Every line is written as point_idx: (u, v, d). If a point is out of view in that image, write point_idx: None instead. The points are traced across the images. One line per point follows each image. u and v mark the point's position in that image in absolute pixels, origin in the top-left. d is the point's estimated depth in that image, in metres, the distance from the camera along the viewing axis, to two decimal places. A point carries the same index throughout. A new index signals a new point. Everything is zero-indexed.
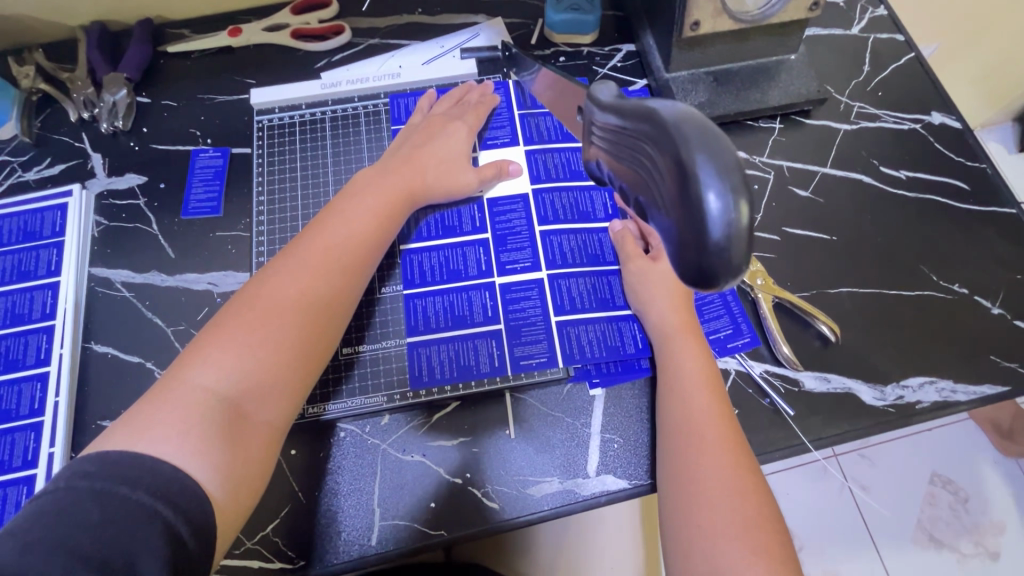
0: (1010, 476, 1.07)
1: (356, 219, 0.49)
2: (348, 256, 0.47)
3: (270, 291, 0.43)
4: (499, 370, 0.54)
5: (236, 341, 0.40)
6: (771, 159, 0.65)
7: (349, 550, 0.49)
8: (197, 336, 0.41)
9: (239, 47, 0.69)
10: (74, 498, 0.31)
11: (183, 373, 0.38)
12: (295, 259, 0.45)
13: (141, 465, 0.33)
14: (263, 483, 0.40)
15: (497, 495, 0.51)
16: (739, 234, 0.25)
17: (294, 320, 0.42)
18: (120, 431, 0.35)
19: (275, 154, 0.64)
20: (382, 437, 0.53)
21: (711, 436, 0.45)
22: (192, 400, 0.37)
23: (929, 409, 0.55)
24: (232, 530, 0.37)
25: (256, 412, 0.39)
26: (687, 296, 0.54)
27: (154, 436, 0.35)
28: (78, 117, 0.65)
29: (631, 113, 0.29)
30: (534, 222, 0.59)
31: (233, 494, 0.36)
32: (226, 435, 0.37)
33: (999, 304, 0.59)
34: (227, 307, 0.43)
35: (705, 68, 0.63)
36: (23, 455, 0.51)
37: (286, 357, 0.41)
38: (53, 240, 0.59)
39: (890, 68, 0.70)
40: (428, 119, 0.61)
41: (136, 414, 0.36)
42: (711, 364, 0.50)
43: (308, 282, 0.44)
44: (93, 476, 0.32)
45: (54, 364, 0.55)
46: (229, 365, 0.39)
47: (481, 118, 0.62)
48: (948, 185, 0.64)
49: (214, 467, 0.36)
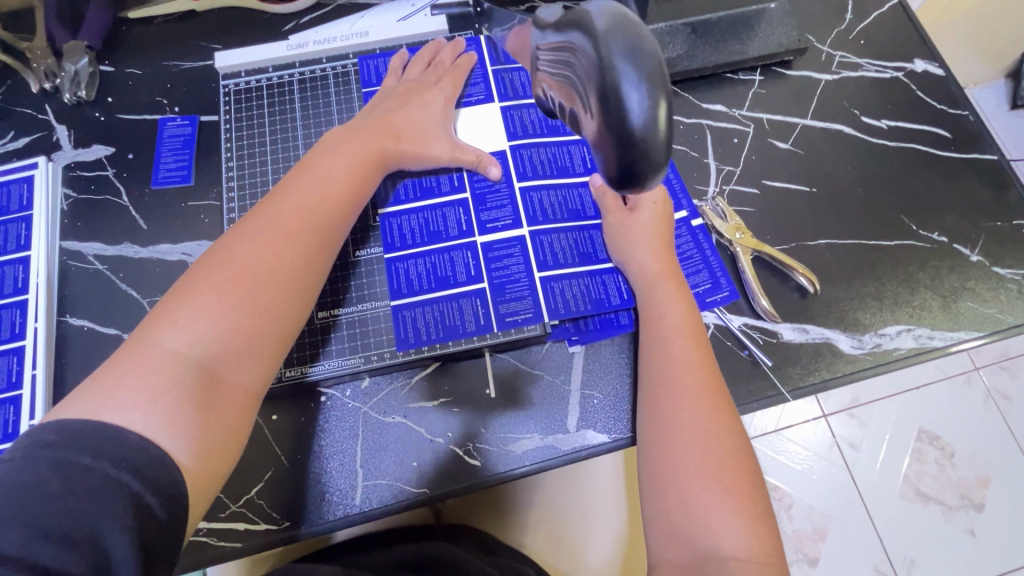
0: (994, 430, 1.09)
1: (328, 179, 0.48)
2: (321, 216, 0.46)
3: (241, 249, 0.42)
4: (485, 328, 0.54)
5: (207, 303, 0.39)
6: (751, 112, 0.64)
7: (335, 509, 0.50)
8: (163, 297, 0.40)
9: (204, 12, 0.67)
10: (35, 468, 0.31)
11: (151, 336, 0.38)
12: (265, 217, 0.44)
13: (104, 435, 0.33)
14: (240, 442, 0.40)
15: (480, 453, 0.52)
16: (658, 129, 0.26)
17: (267, 283, 0.42)
18: (83, 398, 0.35)
19: (242, 118, 0.62)
20: (364, 399, 0.53)
21: (690, 382, 0.45)
22: (162, 365, 0.37)
23: (906, 356, 0.55)
24: (209, 493, 0.37)
25: (229, 376, 0.39)
26: (669, 246, 0.54)
27: (121, 402, 0.34)
28: (39, 87, 0.63)
29: (561, 22, 0.29)
30: (512, 179, 0.59)
31: (206, 456, 0.36)
32: (198, 401, 0.37)
33: (978, 251, 0.59)
34: (193, 266, 0.42)
35: (682, 18, 0.59)
36: (2, 428, 0.51)
37: (258, 321, 0.41)
38: (20, 214, 0.58)
39: (873, 15, 0.68)
40: (404, 82, 0.59)
41: (101, 378, 0.36)
42: (692, 313, 0.50)
43: (280, 242, 0.43)
44: (55, 447, 0.32)
45: (29, 338, 0.54)
46: (200, 330, 0.38)
47: (458, 82, 0.61)
48: (930, 134, 0.63)
49: (183, 433, 0.35)
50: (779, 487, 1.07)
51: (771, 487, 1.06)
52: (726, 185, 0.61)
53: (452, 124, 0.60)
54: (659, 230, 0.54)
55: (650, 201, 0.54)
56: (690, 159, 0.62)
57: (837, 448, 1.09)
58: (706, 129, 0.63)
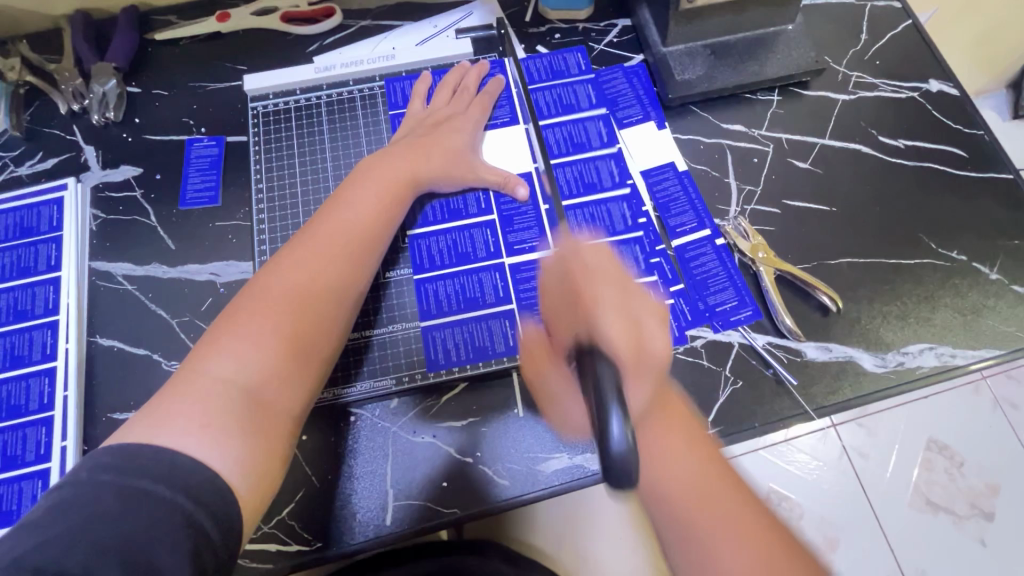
0: (1006, 440, 1.10)
1: (360, 207, 0.50)
2: (355, 244, 0.48)
3: (281, 276, 0.44)
4: (514, 349, 0.54)
5: (251, 331, 0.41)
6: (770, 132, 0.65)
7: (366, 529, 0.50)
8: (211, 326, 0.42)
9: (229, 33, 0.68)
10: (96, 493, 0.32)
11: (200, 366, 0.39)
12: (301, 248, 0.46)
13: (158, 460, 0.34)
14: (285, 464, 0.40)
15: (507, 473, 0.52)
16: None
17: (304, 309, 0.43)
18: (139, 424, 0.36)
19: (271, 140, 0.63)
20: (392, 420, 0.53)
21: (713, 507, 0.43)
22: (211, 391, 0.38)
23: (928, 374, 0.56)
24: (257, 514, 0.38)
25: (272, 400, 0.40)
26: (629, 288, 0.48)
27: (175, 428, 0.36)
28: (67, 109, 0.64)
29: None
30: (539, 200, 0.60)
31: (253, 479, 0.37)
32: (245, 425, 0.38)
33: (997, 270, 0.60)
34: (237, 298, 0.44)
35: (701, 41, 0.65)
36: (35, 449, 0.52)
37: (297, 346, 0.42)
38: (51, 234, 0.59)
39: (887, 36, 0.69)
40: (432, 111, 0.61)
41: (157, 405, 0.37)
42: (686, 431, 0.46)
43: (318, 269, 0.45)
44: (113, 471, 0.32)
45: (61, 359, 0.55)
46: (246, 356, 0.40)
47: (486, 109, 0.62)
48: (946, 153, 0.64)
49: (234, 456, 0.36)
50: (789, 497, 1.07)
51: (780, 497, 1.07)
52: (747, 205, 0.62)
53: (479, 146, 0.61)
54: (611, 285, 0.48)
55: (648, 328, 0.47)
56: (711, 178, 0.63)
57: (848, 459, 1.09)
58: (726, 148, 0.64)
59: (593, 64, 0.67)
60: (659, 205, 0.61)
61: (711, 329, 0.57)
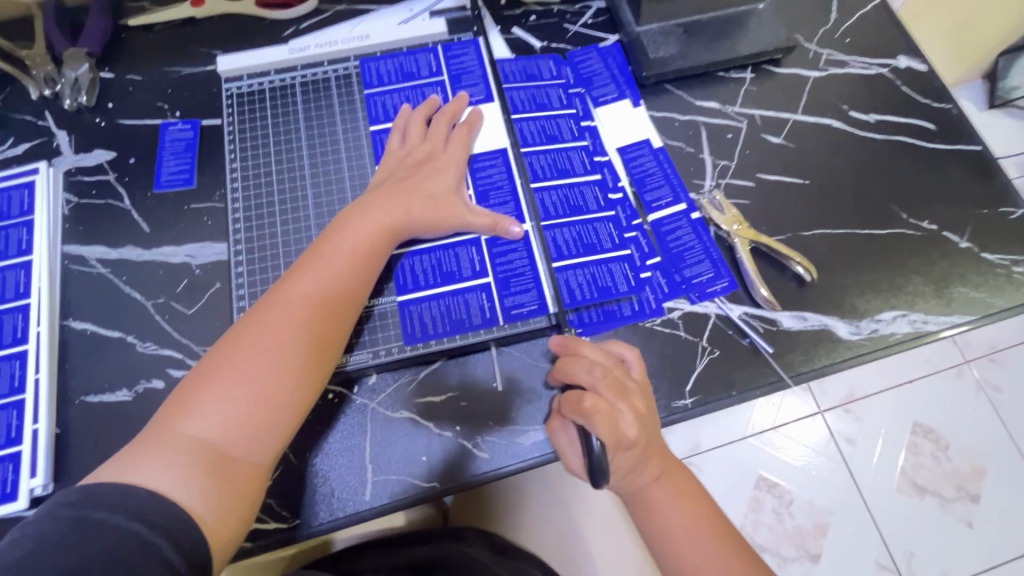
0: (989, 421, 1.11)
1: (339, 259, 0.50)
2: (330, 300, 0.48)
3: (254, 335, 0.45)
4: (490, 321, 0.54)
5: (224, 390, 0.43)
6: (743, 109, 0.65)
7: (345, 505, 0.50)
8: (191, 375, 0.44)
9: (203, 19, 0.68)
10: (52, 523, 0.34)
11: (177, 419, 0.42)
12: (274, 310, 0.47)
13: (118, 495, 0.36)
14: (255, 506, 0.43)
15: (488, 445, 0.52)
16: None
17: (276, 369, 0.44)
18: (117, 463, 0.40)
19: (245, 121, 0.63)
20: (371, 395, 0.53)
21: (690, 515, 0.49)
22: (183, 446, 0.40)
23: (902, 340, 0.56)
24: (224, 555, 0.41)
25: (241, 456, 0.42)
26: (622, 389, 0.48)
27: (144, 475, 0.39)
28: (39, 94, 0.64)
29: None
30: (515, 174, 0.60)
31: (218, 527, 0.40)
32: (213, 479, 0.40)
33: (967, 238, 0.61)
34: (217, 346, 0.46)
35: (674, 20, 0.66)
36: (6, 432, 0.51)
37: (268, 408, 0.44)
38: (22, 219, 0.58)
39: (856, 15, 0.70)
40: (412, 150, 0.58)
41: (135, 449, 0.40)
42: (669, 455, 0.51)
43: (291, 328, 0.46)
44: (73, 506, 0.35)
45: (32, 342, 0.54)
46: (218, 415, 0.42)
47: (466, 144, 0.59)
48: (916, 127, 0.65)
49: (201, 507, 0.39)
50: (778, 484, 1.08)
51: (769, 484, 1.08)
52: (722, 178, 0.62)
53: (468, 177, 0.59)
54: (606, 387, 0.47)
55: (627, 416, 0.47)
56: (686, 154, 0.63)
57: (835, 445, 1.09)
58: (701, 124, 0.65)
59: (568, 44, 0.68)
60: (635, 180, 0.61)
61: (687, 300, 0.57)
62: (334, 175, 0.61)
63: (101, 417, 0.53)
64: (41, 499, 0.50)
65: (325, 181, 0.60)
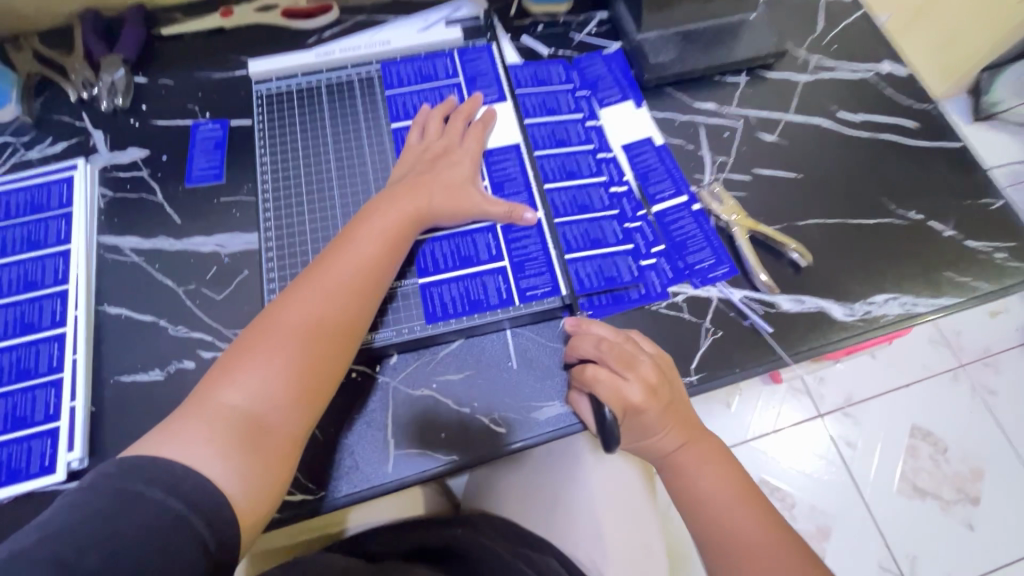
0: (984, 420, 1.13)
1: (364, 246, 0.53)
2: (357, 284, 0.51)
3: (286, 313, 0.48)
4: (507, 302, 0.57)
5: (258, 365, 0.45)
6: (739, 110, 0.70)
7: (368, 478, 0.52)
8: (228, 352, 0.47)
9: (232, 28, 0.73)
10: (95, 492, 0.36)
11: (215, 391, 0.44)
12: (305, 294, 0.49)
13: (157, 467, 0.39)
14: (285, 479, 0.45)
15: (504, 421, 0.54)
16: None
17: (306, 346, 0.47)
18: (159, 433, 0.42)
19: (273, 119, 0.66)
20: (392, 374, 0.56)
21: (707, 468, 0.52)
22: (220, 415, 0.43)
23: (893, 322, 0.60)
24: (254, 528, 0.43)
25: (273, 428, 0.45)
26: (629, 361, 0.51)
27: (183, 445, 0.41)
28: (77, 97, 0.68)
29: None
30: (528, 167, 0.64)
31: (250, 498, 0.42)
32: (247, 449, 0.43)
33: (952, 227, 0.64)
34: (252, 325, 0.49)
35: (673, 28, 0.70)
36: (45, 410, 0.53)
37: (298, 383, 0.46)
38: (60, 211, 0.61)
39: (842, 25, 0.75)
40: (429, 145, 0.62)
41: (176, 418, 0.43)
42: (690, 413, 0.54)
43: (321, 308, 0.49)
44: (114, 478, 0.37)
45: (70, 325, 0.56)
46: (252, 388, 0.45)
47: (481, 140, 0.63)
48: (901, 126, 0.70)
49: (235, 478, 0.42)
50: (782, 489, 1.09)
51: (772, 487, 1.09)
52: (721, 173, 0.66)
53: (483, 169, 0.63)
54: (613, 360, 0.51)
55: (633, 386, 0.51)
56: (687, 151, 0.67)
57: (835, 446, 1.12)
58: (700, 124, 0.69)
59: (574, 51, 0.72)
60: (639, 174, 0.65)
61: (691, 285, 0.60)
62: (357, 169, 0.64)
63: (134, 397, 0.55)
64: (77, 473, 0.52)
65: (349, 174, 0.64)
